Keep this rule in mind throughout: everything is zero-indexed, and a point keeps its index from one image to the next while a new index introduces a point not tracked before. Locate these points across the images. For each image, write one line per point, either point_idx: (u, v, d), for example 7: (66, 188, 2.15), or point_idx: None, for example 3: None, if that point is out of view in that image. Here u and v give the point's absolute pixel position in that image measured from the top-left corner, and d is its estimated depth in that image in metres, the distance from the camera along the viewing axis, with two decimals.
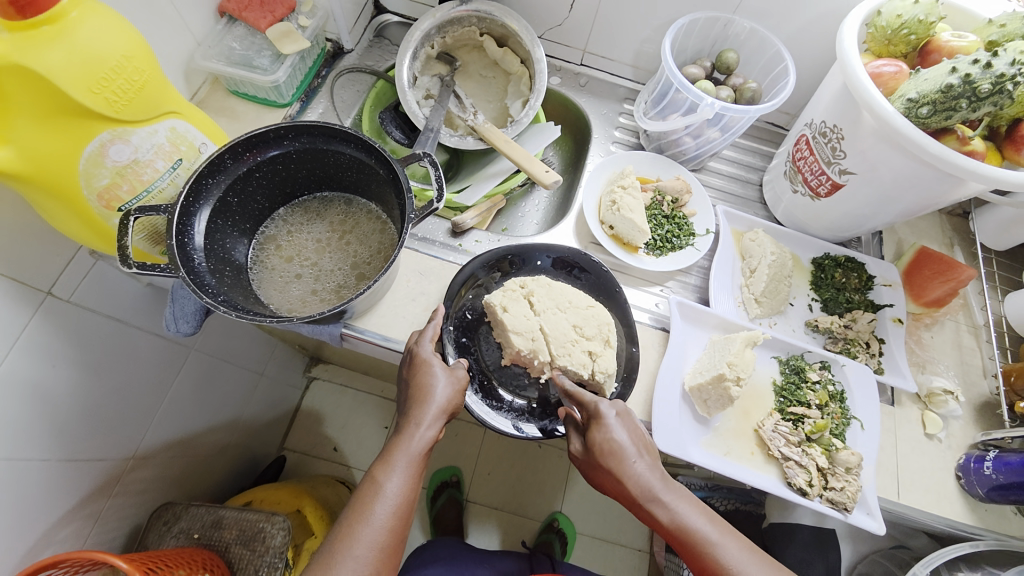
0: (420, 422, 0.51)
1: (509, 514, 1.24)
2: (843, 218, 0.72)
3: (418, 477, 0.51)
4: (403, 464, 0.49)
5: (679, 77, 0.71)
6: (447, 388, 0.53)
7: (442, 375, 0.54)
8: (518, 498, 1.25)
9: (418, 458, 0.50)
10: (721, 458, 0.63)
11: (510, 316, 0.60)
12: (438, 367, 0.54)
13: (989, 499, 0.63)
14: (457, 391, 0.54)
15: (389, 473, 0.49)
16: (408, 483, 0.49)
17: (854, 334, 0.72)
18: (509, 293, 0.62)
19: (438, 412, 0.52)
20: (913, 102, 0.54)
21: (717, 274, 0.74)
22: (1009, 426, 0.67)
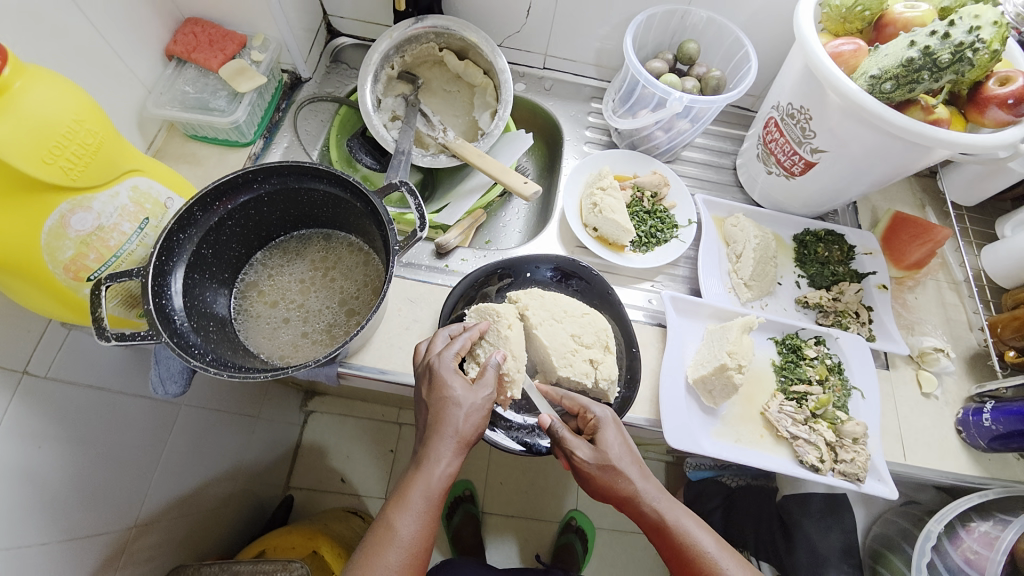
0: (438, 450, 0.49)
1: (526, 521, 1.23)
2: (820, 193, 0.74)
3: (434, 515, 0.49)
4: (418, 504, 0.48)
5: (645, 74, 0.71)
6: (467, 412, 0.51)
7: (463, 399, 0.51)
8: (533, 504, 1.25)
9: (434, 498, 0.48)
10: (732, 445, 0.63)
11: (513, 336, 0.58)
12: (458, 388, 0.51)
13: (991, 449, 0.65)
14: (483, 412, 0.51)
15: (406, 511, 0.47)
16: (422, 524, 0.48)
17: (843, 306, 0.73)
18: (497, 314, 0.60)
19: (456, 443, 0.49)
20: (876, 78, 0.55)
21: (704, 261, 0.74)
22: (1002, 377, 0.69)
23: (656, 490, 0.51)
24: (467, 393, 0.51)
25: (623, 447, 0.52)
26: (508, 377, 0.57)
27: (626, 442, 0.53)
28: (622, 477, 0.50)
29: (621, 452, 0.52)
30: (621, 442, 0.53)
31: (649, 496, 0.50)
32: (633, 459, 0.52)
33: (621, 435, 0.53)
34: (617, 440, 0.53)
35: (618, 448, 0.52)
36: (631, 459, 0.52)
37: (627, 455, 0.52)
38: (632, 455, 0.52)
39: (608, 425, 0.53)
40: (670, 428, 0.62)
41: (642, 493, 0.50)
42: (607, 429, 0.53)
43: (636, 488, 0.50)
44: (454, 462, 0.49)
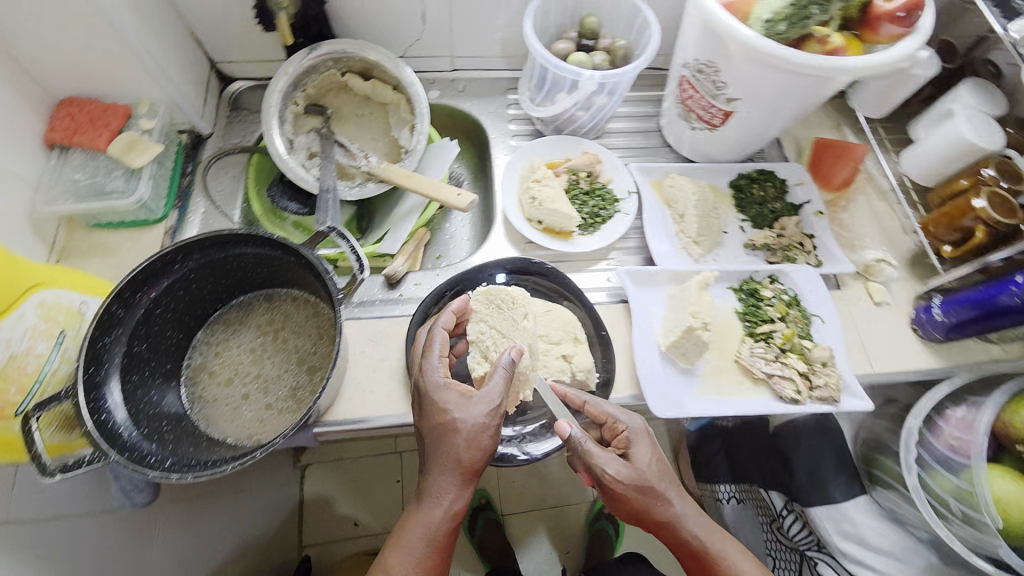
0: (443, 484, 0.49)
1: (546, 511, 1.25)
2: (743, 138, 0.75)
3: (436, 552, 0.50)
4: (422, 544, 0.49)
5: (552, 59, 0.70)
6: (473, 437, 0.50)
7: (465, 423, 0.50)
8: (549, 493, 1.26)
9: (438, 537, 0.49)
10: (715, 399, 0.64)
11: (527, 323, 0.60)
12: (458, 412, 0.50)
13: (948, 339, 0.70)
14: (487, 433, 0.50)
15: (409, 547, 0.49)
16: (425, 563, 0.49)
17: (788, 240, 0.76)
18: (512, 297, 0.61)
19: (461, 475, 0.50)
20: (770, 22, 0.56)
21: (652, 228, 0.75)
22: (943, 271, 0.73)
23: (688, 510, 0.56)
24: (466, 414, 0.50)
25: (657, 465, 0.57)
26: (523, 375, 0.57)
27: (659, 461, 0.57)
28: (655, 498, 0.55)
29: (654, 471, 0.56)
30: (656, 460, 0.57)
31: (683, 516, 0.56)
32: (667, 479, 0.56)
33: (654, 455, 0.57)
34: (652, 458, 0.57)
35: (656, 466, 0.56)
36: (665, 480, 0.56)
37: (663, 474, 0.56)
38: (664, 473, 0.57)
39: (641, 444, 0.57)
40: (653, 397, 0.62)
41: (677, 514, 0.55)
42: (639, 449, 0.57)
43: (672, 509, 0.55)
44: (461, 494, 0.50)
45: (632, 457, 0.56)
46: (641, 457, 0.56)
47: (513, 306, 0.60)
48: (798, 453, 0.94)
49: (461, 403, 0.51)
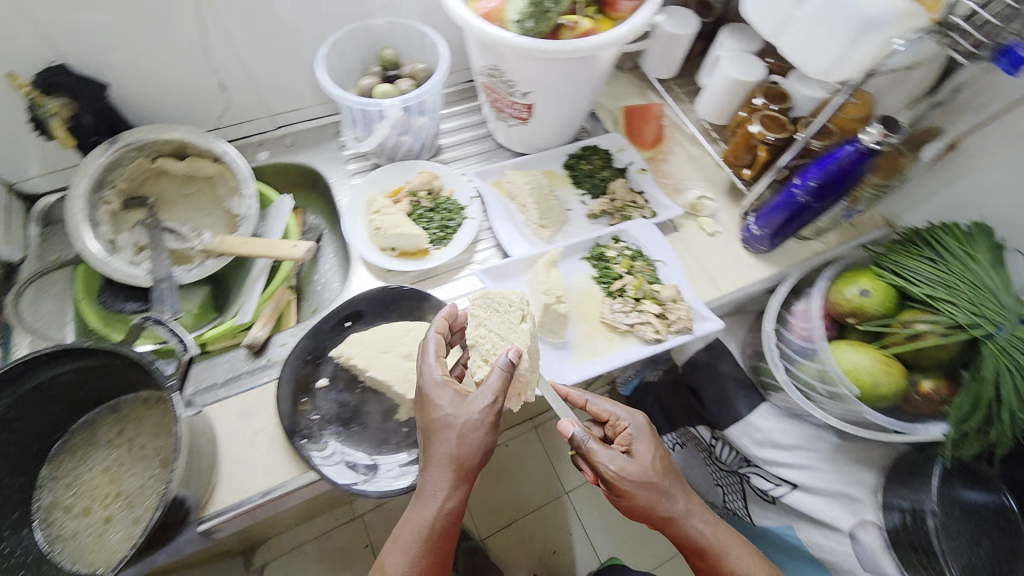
0: (437, 485, 0.51)
1: (517, 520, 1.25)
2: (556, 122, 0.82)
3: (431, 546, 0.51)
4: (417, 538, 0.51)
5: (353, 98, 0.73)
6: (463, 429, 0.52)
7: (456, 416, 0.52)
8: (512, 502, 1.27)
9: (434, 530, 0.51)
10: (592, 361, 0.69)
11: (523, 328, 0.59)
12: (449, 405, 0.53)
13: (771, 247, 0.79)
14: (482, 437, 0.51)
15: (405, 544, 0.51)
16: (420, 557, 0.51)
17: (621, 201, 0.83)
18: (511, 303, 0.61)
19: (449, 464, 0.51)
20: (520, 21, 0.63)
21: (500, 224, 0.79)
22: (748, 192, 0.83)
23: (688, 508, 0.67)
24: (458, 418, 0.52)
25: (657, 466, 0.66)
26: (523, 375, 0.59)
27: (659, 460, 0.67)
28: (657, 495, 0.64)
29: (653, 469, 0.66)
30: (656, 462, 0.67)
31: (683, 513, 0.66)
32: (667, 479, 0.66)
33: (653, 453, 0.68)
34: (653, 459, 0.67)
35: (657, 468, 0.66)
36: (666, 481, 0.66)
37: (662, 471, 0.67)
38: (663, 470, 0.66)
39: (642, 446, 0.68)
40: None
41: (677, 511, 0.66)
42: (643, 448, 0.68)
43: (671, 505, 0.66)
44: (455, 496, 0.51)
45: (635, 454, 0.67)
46: (642, 455, 0.67)
47: (507, 310, 0.61)
48: (704, 384, 1.01)
49: (455, 406, 0.53)
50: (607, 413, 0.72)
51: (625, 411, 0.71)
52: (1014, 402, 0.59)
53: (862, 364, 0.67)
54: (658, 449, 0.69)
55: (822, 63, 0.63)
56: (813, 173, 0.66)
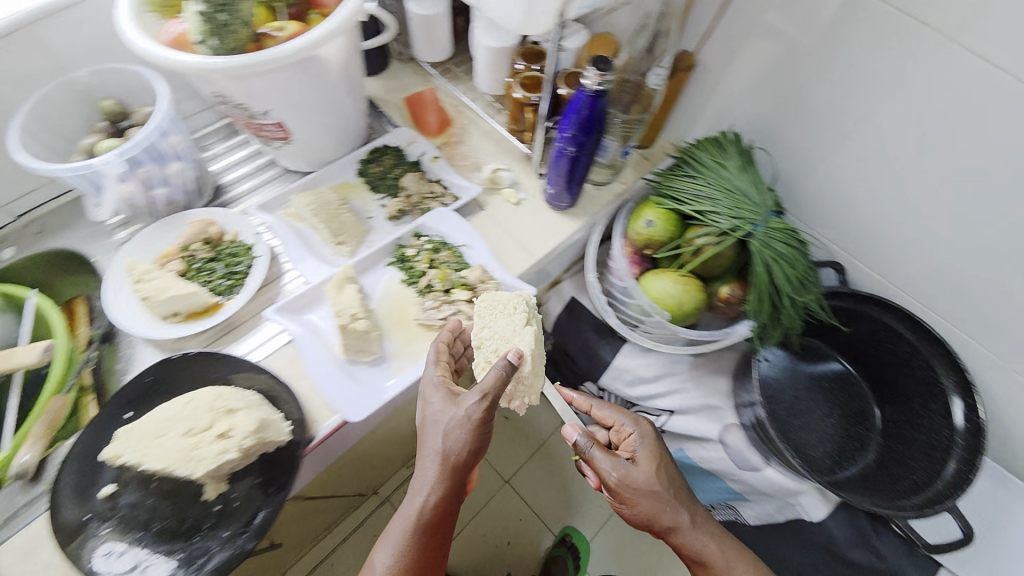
0: (427, 482, 0.57)
1: (468, 525, 1.22)
2: (322, 132, 0.77)
3: (413, 536, 0.56)
4: (401, 530, 0.57)
5: (59, 167, 0.63)
6: (448, 433, 0.56)
7: (442, 415, 0.57)
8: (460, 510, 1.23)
9: (416, 520, 0.57)
10: (414, 367, 0.65)
11: (522, 332, 0.62)
12: (438, 404, 0.57)
13: (573, 201, 0.79)
14: (466, 437, 0.55)
15: (393, 537, 0.57)
16: (403, 550, 0.56)
17: (417, 196, 0.80)
18: (516, 306, 0.64)
19: (433, 458, 0.56)
20: (205, 42, 0.58)
21: (292, 254, 0.74)
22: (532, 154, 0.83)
23: (691, 517, 0.72)
24: (447, 415, 0.56)
25: (658, 479, 0.71)
26: (525, 378, 0.62)
27: (664, 470, 0.72)
28: (658, 503, 0.70)
29: (656, 483, 0.70)
30: (661, 473, 0.72)
31: (686, 524, 0.71)
32: (673, 490, 0.71)
33: (656, 461, 0.72)
34: (656, 472, 0.71)
35: (660, 478, 0.71)
36: (671, 492, 0.71)
37: (667, 482, 0.71)
38: (665, 483, 0.71)
39: (645, 454, 0.73)
40: (350, 408, 0.61)
41: (680, 520, 0.70)
42: (644, 455, 0.72)
43: (673, 515, 0.70)
44: (438, 493, 0.56)
45: (637, 464, 0.71)
46: (642, 466, 0.71)
47: (511, 313, 0.64)
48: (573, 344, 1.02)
49: (446, 404, 0.58)
50: (613, 418, 0.79)
51: (630, 422, 0.77)
52: (787, 285, 0.65)
53: (671, 290, 0.70)
54: (663, 457, 0.74)
55: (514, 16, 0.60)
56: (567, 124, 0.66)
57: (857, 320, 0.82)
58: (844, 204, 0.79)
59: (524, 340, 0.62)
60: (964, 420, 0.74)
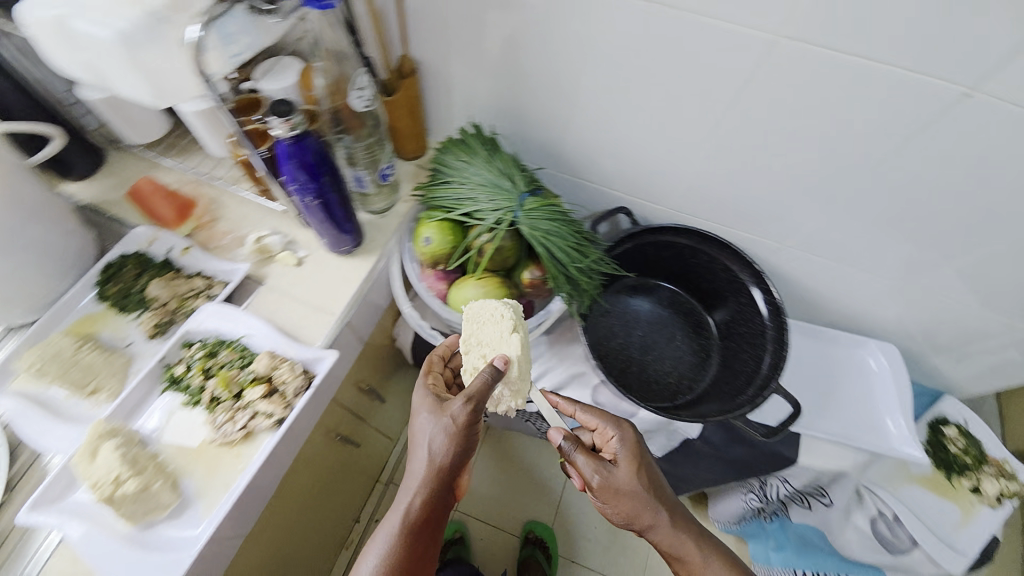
0: (413, 484, 0.59)
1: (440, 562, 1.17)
2: (17, 277, 0.62)
3: (396, 543, 0.58)
4: (381, 534, 0.59)
5: None
6: (433, 439, 0.59)
7: (429, 424, 0.60)
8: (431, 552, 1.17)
9: (399, 524, 0.58)
10: (225, 496, 0.57)
11: (507, 341, 0.60)
12: (428, 413, 0.61)
13: (356, 242, 0.73)
14: (451, 444, 0.59)
15: (376, 543, 0.58)
16: (384, 555, 0.58)
17: (172, 301, 0.69)
18: (499, 315, 0.61)
19: (421, 466, 0.59)
20: None
21: (36, 432, 0.60)
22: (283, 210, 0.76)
23: (671, 515, 0.68)
24: (433, 423, 0.59)
25: (638, 481, 0.68)
26: (513, 383, 0.61)
27: (646, 471, 0.70)
28: (639, 503, 0.67)
29: (636, 485, 0.68)
30: (643, 474, 0.69)
31: (664, 524, 0.68)
32: (653, 491, 0.68)
33: (637, 461, 0.69)
34: (637, 474, 0.69)
35: (642, 480, 0.69)
36: (651, 492, 0.68)
37: (648, 483, 0.69)
38: (644, 485, 0.68)
39: (627, 455, 0.70)
40: None
41: (659, 518, 0.68)
42: (625, 457, 0.70)
43: (653, 513, 0.68)
44: (423, 495, 0.59)
45: (620, 467, 0.69)
46: (624, 471, 0.69)
47: (498, 319, 0.61)
48: None
49: (434, 412, 0.60)
50: (592, 420, 0.75)
51: (612, 424, 0.73)
52: (562, 256, 0.66)
53: (477, 297, 0.67)
54: (644, 457, 0.71)
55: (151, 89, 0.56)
56: (290, 177, 0.59)
57: (660, 249, 0.88)
58: (604, 155, 0.79)
59: (513, 347, 0.61)
60: (763, 301, 0.82)
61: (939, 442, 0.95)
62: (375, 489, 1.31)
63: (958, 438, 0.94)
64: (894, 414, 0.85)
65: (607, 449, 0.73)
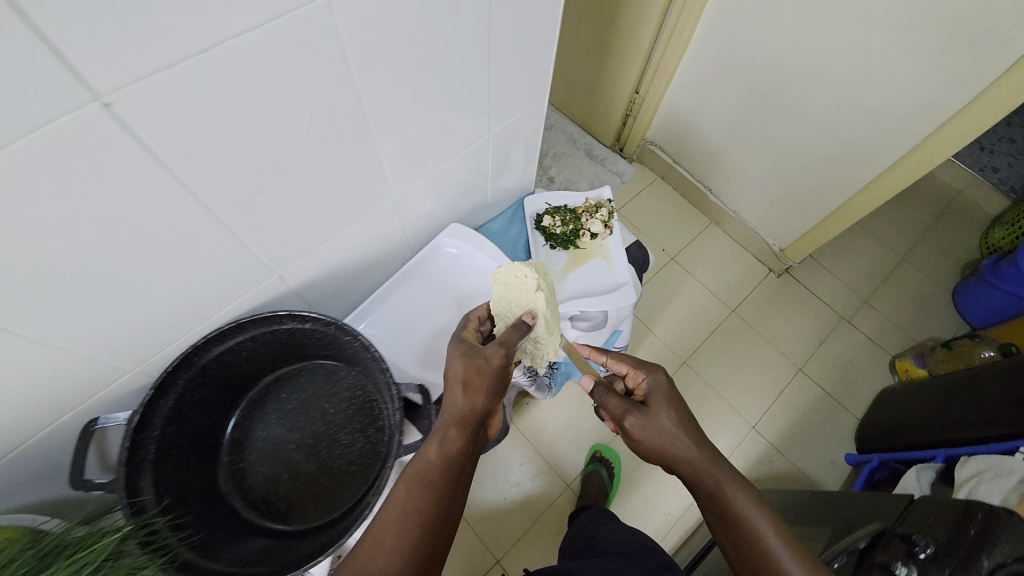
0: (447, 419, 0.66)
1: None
2: None
3: (418, 491, 0.61)
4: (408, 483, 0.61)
5: None
6: (466, 378, 0.68)
7: (462, 365, 0.70)
8: None
9: (421, 471, 0.62)
10: None
11: (537, 297, 0.76)
12: (460, 353, 0.71)
13: None
14: (484, 384, 0.68)
15: (401, 493, 0.60)
16: (405, 504, 0.59)
17: None
18: (522, 275, 0.77)
19: (457, 410, 0.67)
20: None
21: None
22: None
23: (703, 453, 0.72)
24: (467, 359, 0.69)
25: (667, 423, 0.75)
26: (541, 332, 0.77)
27: (676, 408, 0.77)
28: (667, 437, 0.74)
29: (662, 422, 0.75)
30: (674, 411, 0.76)
31: (699, 455, 0.72)
32: (684, 432, 0.74)
33: (665, 400, 0.77)
34: (666, 412, 0.76)
35: (670, 416, 0.76)
36: (680, 432, 0.74)
37: (683, 423, 0.75)
38: (675, 423, 0.75)
39: (658, 394, 0.79)
40: None
41: (692, 453, 0.73)
42: (656, 400, 0.78)
43: (686, 447, 0.73)
44: (450, 432, 0.65)
45: (651, 405, 0.78)
46: (657, 410, 0.77)
47: (522, 279, 0.77)
48: None
49: (467, 353, 0.70)
50: (623, 367, 0.86)
51: (643, 368, 0.83)
52: None
53: None
54: (674, 403, 0.78)
55: None
56: None
57: (200, 387, 0.66)
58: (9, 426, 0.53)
59: (538, 299, 0.76)
60: (333, 327, 0.70)
61: (550, 234, 1.06)
62: None
63: (554, 219, 1.06)
64: (503, 269, 0.87)
65: (641, 387, 0.82)
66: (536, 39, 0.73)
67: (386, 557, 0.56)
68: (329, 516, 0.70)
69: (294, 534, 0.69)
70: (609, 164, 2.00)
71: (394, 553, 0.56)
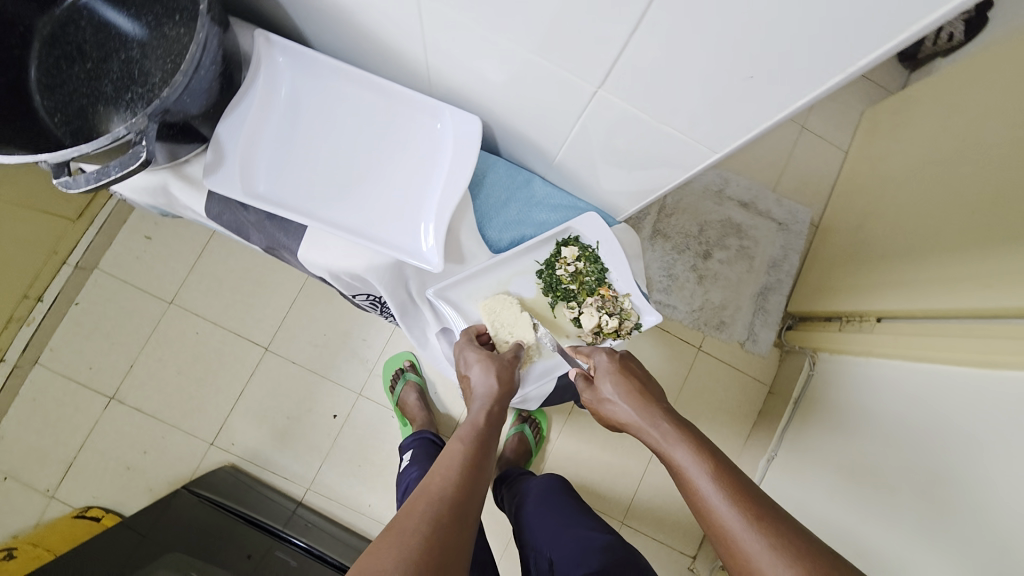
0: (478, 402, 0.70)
1: (171, 313, 1.31)
2: None
3: (468, 455, 0.62)
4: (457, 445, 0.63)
5: None
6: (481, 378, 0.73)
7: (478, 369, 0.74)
8: (182, 314, 1.31)
9: (463, 438, 0.64)
10: None
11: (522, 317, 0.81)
12: (470, 361, 0.75)
13: None
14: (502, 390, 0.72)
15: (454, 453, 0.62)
16: (458, 462, 0.60)
17: None
18: (507, 301, 0.81)
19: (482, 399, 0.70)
20: None
21: None
22: None
23: (654, 424, 0.66)
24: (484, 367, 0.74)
25: (619, 399, 0.70)
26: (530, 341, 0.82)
27: (628, 377, 0.72)
28: (624, 414, 0.70)
29: (614, 394, 0.71)
30: (626, 384, 0.71)
31: (653, 427, 0.66)
32: (634, 404, 0.69)
33: (617, 369, 0.73)
34: (610, 388, 0.72)
35: (620, 392, 0.71)
36: (634, 400, 0.69)
37: (631, 398, 0.70)
38: (625, 396, 0.70)
39: (606, 366, 0.74)
40: None
41: (646, 421, 0.67)
42: (601, 379, 0.73)
43: (634, 416, 0.68)
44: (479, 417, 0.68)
45: (601, 374, 0.74)
46: (602, 391, 0.72)
47: (508, 305, 0.81)
48: None
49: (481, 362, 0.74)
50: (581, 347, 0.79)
51: (591, 347, 0.78)
52: None
53: None
54: (621, 377, 0.72)
55: None
56: None
57: None
58: None
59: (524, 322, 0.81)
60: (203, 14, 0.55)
61: (553, 264, 0.81)
62: (24, 302, 1.20)
63: (576, 261, 0.80)
64: (428, 221, 0.72)
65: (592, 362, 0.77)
66: (773, 26, 0.38)
67: (452, 494, 0.56)
68: (64, 135, 0.64)
69: (36, 108, 0.64)
70: (757, 319, 1.51)
71: (454, 499, 0.55)
